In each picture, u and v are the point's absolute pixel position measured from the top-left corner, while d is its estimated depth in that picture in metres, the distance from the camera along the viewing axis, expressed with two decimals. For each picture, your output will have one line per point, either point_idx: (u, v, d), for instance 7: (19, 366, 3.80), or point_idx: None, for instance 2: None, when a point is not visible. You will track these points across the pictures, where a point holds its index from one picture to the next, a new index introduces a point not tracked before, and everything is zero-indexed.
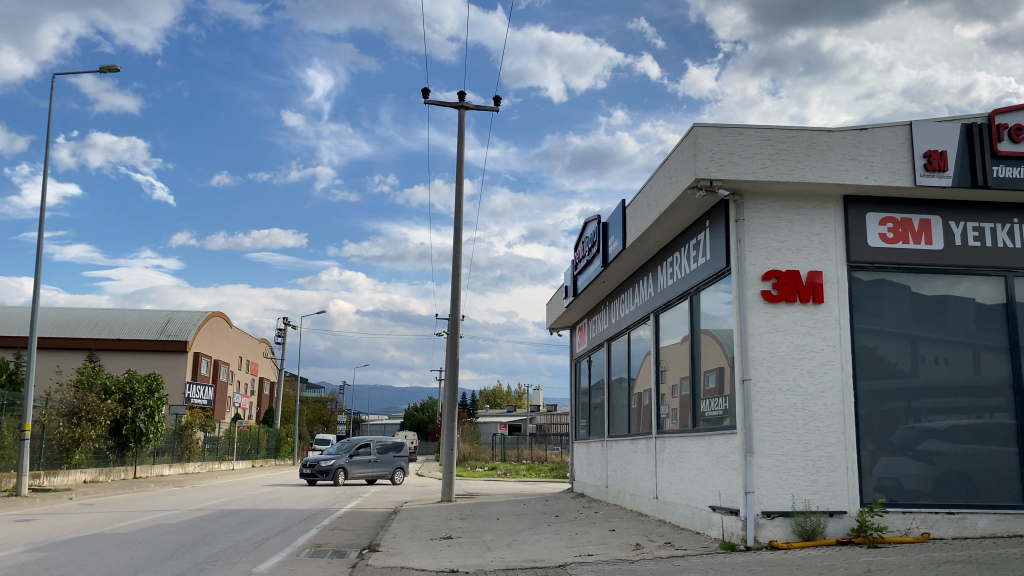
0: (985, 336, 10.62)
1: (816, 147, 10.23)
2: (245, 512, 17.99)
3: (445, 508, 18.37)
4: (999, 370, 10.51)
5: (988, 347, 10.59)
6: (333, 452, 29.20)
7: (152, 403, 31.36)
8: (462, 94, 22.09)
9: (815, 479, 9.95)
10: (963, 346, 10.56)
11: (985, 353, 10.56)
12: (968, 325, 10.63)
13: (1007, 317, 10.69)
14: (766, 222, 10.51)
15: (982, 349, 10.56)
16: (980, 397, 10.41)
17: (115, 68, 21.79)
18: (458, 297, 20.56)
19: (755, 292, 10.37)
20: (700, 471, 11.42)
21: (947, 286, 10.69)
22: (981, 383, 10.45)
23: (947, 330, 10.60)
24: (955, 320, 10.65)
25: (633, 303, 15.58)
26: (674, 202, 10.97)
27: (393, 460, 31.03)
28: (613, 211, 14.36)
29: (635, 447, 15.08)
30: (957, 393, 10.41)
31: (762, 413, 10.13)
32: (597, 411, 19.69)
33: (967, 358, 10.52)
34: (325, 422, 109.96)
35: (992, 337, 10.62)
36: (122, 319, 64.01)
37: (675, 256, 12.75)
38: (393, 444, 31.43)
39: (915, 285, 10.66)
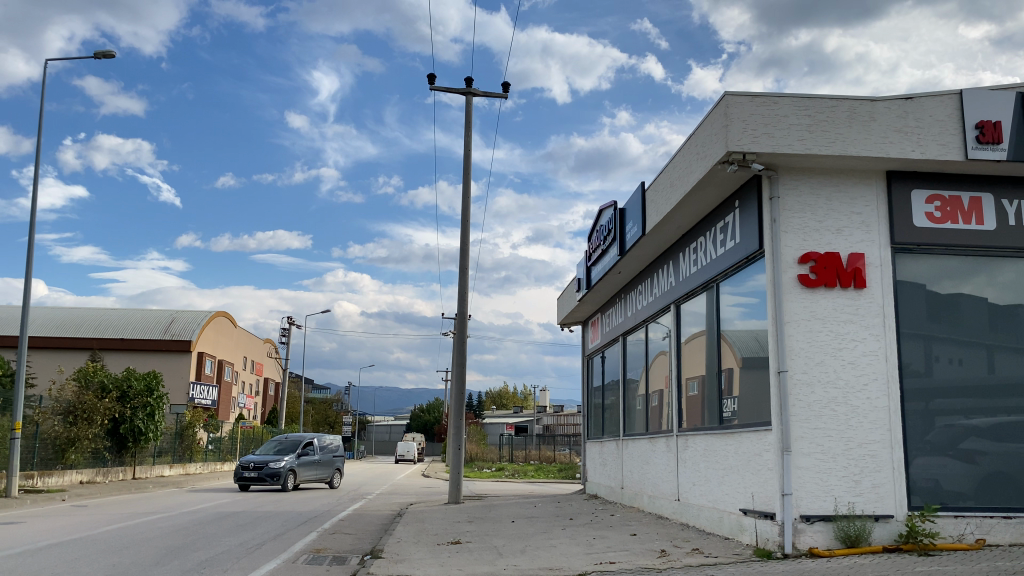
0: (999, 335, 9.69)
1: (858, 118, 9.39)
2: (243, 515, 17.17)
3: (452, 510, 17.55)
4: (1017, 370, 9.59)
5: (1002, 346, 9.66)
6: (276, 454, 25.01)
7: (152, 401, 30.50)
8: (469, 80, 21.29)
9: (858, 480, 9.09)
10: (977, 345, 9.63)
11: (999, 353, 9.63)
12: (979, 324, 9.71)
13: (1021, 314, 9.78)
14: (802, 200, 9.66)
15: (996, 349, 9.63)
16: (1001, 399, 9.50)
17: (110, 54, 21.12)
18: (467, 291, 19.75)
19: (791, 276, 9.52)
20: (729, 471, 10.56)
21: (961, 281, 9.78)
22: (996, 385, 9.52)
23: (960, 329, 9.68)
24: (968, 318, 9.73)
25: (651, 294, 14.74)
26: (701, 179, 10.14)
27: (335, 463, 27.35)
28: (630, 196, 13.56)
29: (654, 447, 14.21)
30: (977, 395, 9.49)
31: (801, 408, 9.27)
32: (610, 410, 18.81)
33: (981, 359, 9.60)
34: (331, 423, 109.45)
35: (1007, 336, 9.70)
36: (126, 318, 63.40)
37: (700, 241, 11.91)
38: (333, 444, 27.70)
39: (933, 278, 9.70)
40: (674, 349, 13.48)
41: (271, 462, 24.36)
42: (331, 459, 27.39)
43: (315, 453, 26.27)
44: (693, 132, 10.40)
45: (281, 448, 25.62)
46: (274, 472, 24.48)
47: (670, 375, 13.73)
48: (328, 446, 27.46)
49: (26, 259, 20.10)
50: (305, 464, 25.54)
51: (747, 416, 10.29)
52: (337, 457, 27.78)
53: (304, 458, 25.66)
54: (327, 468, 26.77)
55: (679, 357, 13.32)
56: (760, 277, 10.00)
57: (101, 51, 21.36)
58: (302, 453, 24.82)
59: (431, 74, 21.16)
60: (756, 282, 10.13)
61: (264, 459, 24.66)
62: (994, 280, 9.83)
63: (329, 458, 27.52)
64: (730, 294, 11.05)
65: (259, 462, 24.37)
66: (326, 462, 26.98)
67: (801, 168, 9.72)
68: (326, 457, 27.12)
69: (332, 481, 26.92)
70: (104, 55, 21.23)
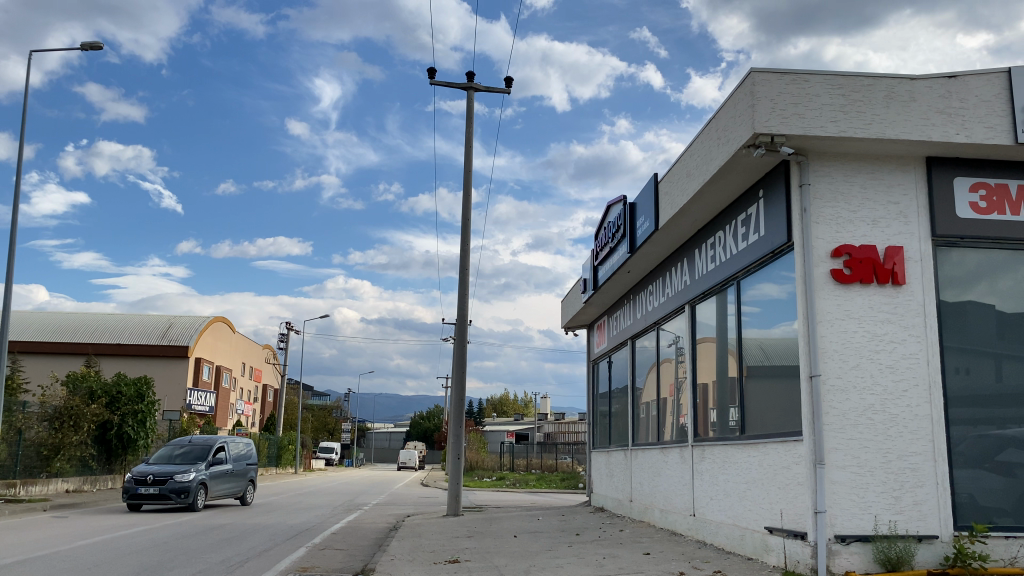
0: (1007, 343, 8.82)
1: (897, 97, 8.55)
2: (229, 528, 16.26)
3: (452, 524, 16.65)
4: None
5: (1011, 355, 8.79)
6: (181, 465, 19.24)
7: (143, 408, 29.37)
8: (470, 74, 20.48)
9: (899, 497, 8.21)
10: (985, 354, 8.71)
11: (1007, 363, 8.75)
12: (988, 332, 8.80)
13: None
14: (835, 189, 8.82)
15: (1004, 358, 8.76)
16: (1010, 410, 8.62)
17: (96, 46, 20.34)
18: (467, 293, 18.91)
19: (824, 271, 8.67)
20: (753, 484, 9.69)
21: (968, 289, 8.84)
22: (1006, 396, 8.64)
23: (966, 335, 8.72)
24: (974, 324, 8.78)
25: (663, 294, 13.84)
26: (724, 165, 9.29)
27: (247, 473, 21.96)
28: (641, 188, 12.70)
29: (666, 457, 13.32)
30: (987, 406, 8.56)
31: (835, 417, 8.39)
32: (617, 419, 17.91)
33: (989, 367, 8.68)
34: (330, 430, 108.60)
35: (1016, 345, 8.85)
36: (123, 324, 62.55)
37: (718, 236, 11.05)
38: (244, 449, 22.24)
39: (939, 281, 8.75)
40: (683, 357, 13.08)
41: (176, 474, 18.77)
42: (242, 468, 21.90)
43: (227, 461, 20.80)
44: (713, 115, 9.56)
45: (184, 455, 19.90)
46: (181, 486, 18.92)
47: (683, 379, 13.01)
48: (237, 452, 21.89)
49: (6, 258, 19.20)
50: (217, 475, 20.17)
51: (773, 425, 9.43)
52: (249, 465, 22.34)
53: (215, 467, 20.15)
54: (238, 481, 21.32)
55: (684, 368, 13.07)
56: (784, 274, 9.24)
57: (89, 43, 20.50)
58: (216, 461, 19.43)
59: (431, 68, 20.37)
60: (781, 278, 9.34)
61: (166, 470, 19.01)
62: (994, 288, 8.95)
63: (239, 466, 22.06)
64: (752, 291, 10.20)
65: (160, 474, 18.70)
66: (240, 472, 21.63)
67: (834, 152, 8.88)
68: (238, 466, 21.74)
69: (245, 496, 21.57)
70: (92, 47, 20.41)
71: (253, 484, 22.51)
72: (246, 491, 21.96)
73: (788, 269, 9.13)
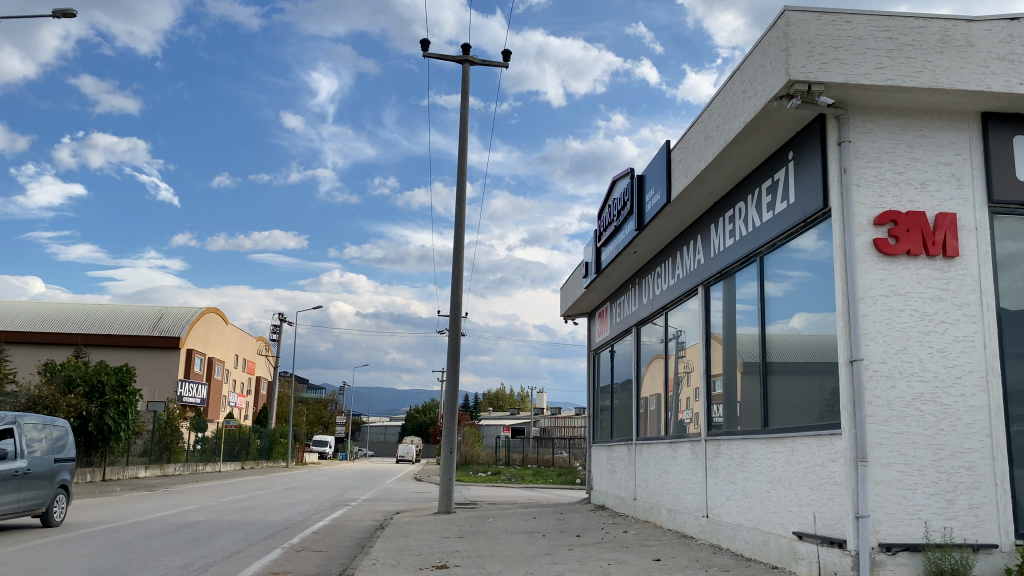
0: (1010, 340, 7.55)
1: (952, 42, 7.46)
2: (202, 527, 15.10)
3: (442, 523, 15.57)
4: None
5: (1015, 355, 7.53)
6: None
7: (124, 399, 28.07)
8: (466, 47, 19.35)
9: (951, 500, 7.13)
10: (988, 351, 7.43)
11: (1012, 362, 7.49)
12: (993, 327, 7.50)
13: None
14: (878, 148, 7.72)
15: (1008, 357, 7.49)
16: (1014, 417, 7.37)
17: (69, 13, 19.09)
18: (461, 278, 17.80)
19: (865, 241, 7.56)
20: (779, 482, 8.60)
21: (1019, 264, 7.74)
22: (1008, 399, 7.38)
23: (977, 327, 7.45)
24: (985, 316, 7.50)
25: (673, 276, 12.74)
26: (751, 121, 8.19)
27: (57, 473, 13.93)
28: (651, 158, 11.63)
29: (674, 452, 12.24)
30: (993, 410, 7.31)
31: (879, 408, 7.30)
32: (619, 412, 16.82)
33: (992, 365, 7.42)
34: (324, 423, 107.59)
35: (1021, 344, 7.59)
36: (113, 314, 61.24)
37: (739, 207, 9.94)
38: (52, 438, 14.14)
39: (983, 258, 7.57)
40: (683, 352, 12.54)
41: None
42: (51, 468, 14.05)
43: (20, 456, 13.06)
44: (737, 67, 8.48)
45: None
46: None
47: (687, 372, 12.30)
48: (45, 444, 14.11)
49: None
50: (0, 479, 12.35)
51: (804, 417, 8.34)
52: (63, 463, 14.48)
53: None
54: (41, 486, 13.34)
55: (685, 362, 12.51)
56: (781, 270, 8.93)
57: (62, 9, 19.17)
58: None
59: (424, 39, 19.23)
60: (780, 274, 8.99)
61: None
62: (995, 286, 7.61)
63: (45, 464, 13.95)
64: (776, 267, 9.13)
65: None
66: (47, 476, 13.68)
67: (877, 106, 7.77)
68: (43, 467, 13.70)
69: (55, 512, 13.77)
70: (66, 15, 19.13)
71: (67, 492, 14.39)
72: (56, 506, 13.96)
73: (793, 265, 8.72)
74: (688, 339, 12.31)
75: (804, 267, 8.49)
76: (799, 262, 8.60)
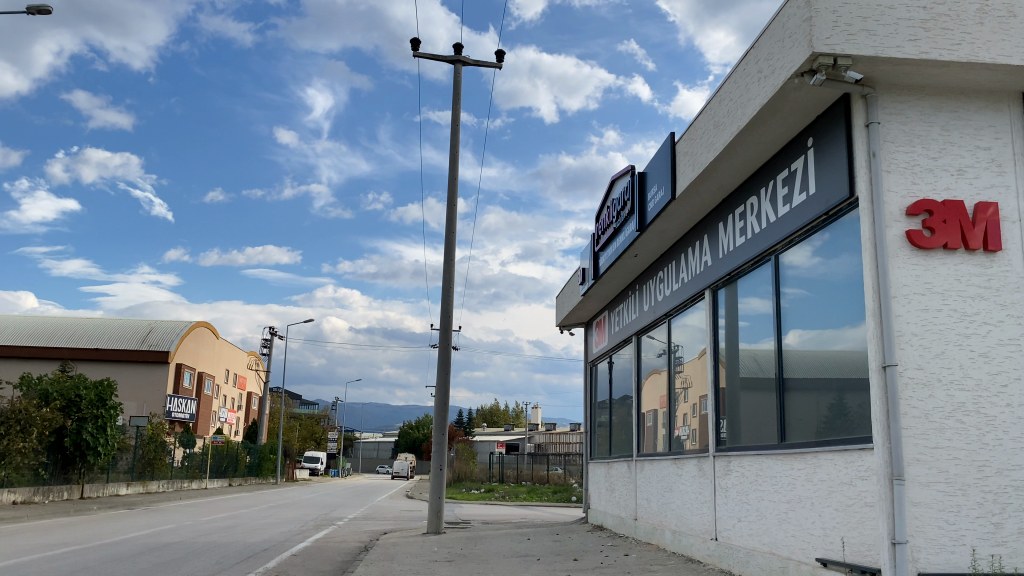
0: None
1: (992, 12, 6.71)
2: (173, 550, 14.10)
3: (431, 544, 14.68)
4: None
5: None
6: None
7: (104, 413, 27.38)
8: (458, 47, 18.62)
9: (1000, 524, 6.32)
10: None
11: None
12: None
13: None
14: (909, 131, 6.96)
15: None
16: None
17: (45, 8, 18.22)
18: (452, 285, 17.00)
19: (897, 233, 6.77)
20: (799, 502, 7.78)
21: None
22: None
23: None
24: None
25: (676, 280, 11.96)
26: (768, 102, 7.44)
27: None
28: (653, 153, 10.90)
29: (678, 469, 11.40)
30: None
31: (916, 420, 6.49)
32: (618, 426, 15.98)
33: None
34: (316, 439, 106.50)
35: None
36: (100, 329, 60.12)
37: (751, 203, 9.17)
38: None
39: None
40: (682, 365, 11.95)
41: None
42: None
43: None
44: (752, 45, 7.74)
45: None
46: None
47: (685, 387, 11.83)
48: None
49: None
50: None
51: (830, 430, 7.50)
52: None
53: None
54: None
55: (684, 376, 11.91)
56: (800, 270, 8.15)
57: (36, 5, 18.33)
58: None
59: (415, 38, 18.50)
60: (799, 274, 8.19)
61: None
62: None
63: None
64: (792, 267, 8.34)
65: None
66: None
67: (908, 85, 7.02)
68: None
69: None
70: (41, 11, 18.25)
71: None
72: None
73: (812, 262, 7.93)
74: (687, 353, 11.75)
75: (826, 263, 7.66)
76: (819, 258, 7.80)
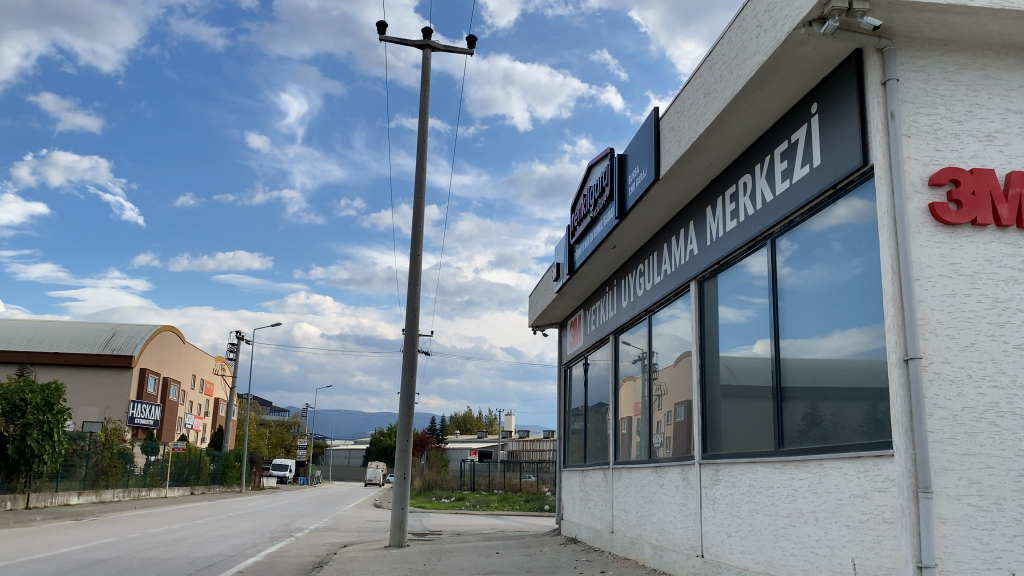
0: None
1: None
2: (107, 567, 12.80)
3: (392, 559, 13.55)
4: None
5: None
6: None
7: (50, 418, 25.90)
8: (428, 31, 17.62)
9: None
10: None
11: None
12: None
13: None
14: (931, 90, 6.07)
15: None
16: None
17: None
18: (419, 282, 15.93)
19: (919, 206, 5.87)
20: (799, 517, 6.84)
21: None
22: None
23: None
24: None
25: (658, 273, 11.03)
26: (769, 60, 6.52)
27: None
28: (635, 133, 9.98)
29: (660, 479, 10.45)
30: None
31: (944, 422, 5.56)
32: (593, 432, 14.99)
33: None
34: (287, 448, 104.58)
35: None
36: (61, 332, 58.13)
37: (745, 181, 8.24)
38: None
39: None
40: (663, 365, 11.01)
41: None
42: None
43: None
44: None
45: None
46: None
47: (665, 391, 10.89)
48: None
49: None
50: None
51: (838, 434, 6.56)
52: None
53: None
54: None
55: (664, 378, 10.96)
56: (802, 253, 7.22)
57: None
58: None
59: (382, 21, 17.47)
60: (800, 258, 7.27)
61: None
62: None
63: None
64: (786, 263, 7.52)
65: None
66: None
67: (931, 38, 6.13)
68: None
69: None
70: None
71: None
72: None
73: (815, 244, 7.00)
74: (665, 355, 10.97)
75: (833, 245, 6.73)
76: (824, 238, 6.87)
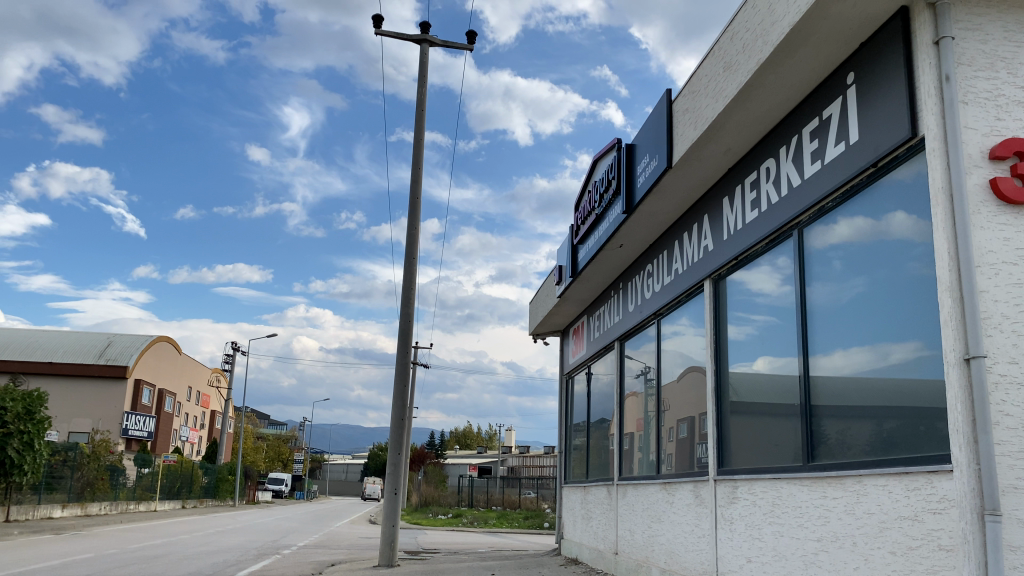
0: None
1: None
2: None
3: None
4: None
5: None
6: None
7: (30, 428, 24.92)
8: (426, 26, 16.89)
9: None
10: None
11: None
12: None
13: None
14: (990, 52, 5.30)
15: None
16: None
17: None
18: (412, 287, 15.12)
19: (979, 182, 5.08)
20: (834, 541, 5.99)
21: None
22: None
23: None
24: None
25: (669, 272, 10.22)
26: (800, 22, 5.75)
27: None
28: (645, 120, 9.22)
29: (668, 497, 9.60)
30: None
31: (1013, 432, 4.73)
32: (595, 446, 14.11)
33: None
34: (284, 462, 103.27)
35: None
36: (55, 342, 57.20)
37: (768, 166, 7.45)
38: None
39: None
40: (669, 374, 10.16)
41: None
42: None
43: None
44: None
45: None
46: None
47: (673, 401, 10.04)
48: None
49: None
50: None
51: (879, 448, 5.72)
52: None
53: None
54: None
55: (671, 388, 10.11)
56: (834, 243, 6.41)
57: None
58: None
59: (377, 15, 16.74)
60: (832, 248, 6.46)
61: None
62: None
63: None
64: (814, 256, 6.72)
65: None
66: None
67: None
68: None
69: None
70: None
71: None
72: None
73: (850, 232, 6.19)
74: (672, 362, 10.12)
75: (872, 231, 5.92)
76: (861, 226, 6.07)
